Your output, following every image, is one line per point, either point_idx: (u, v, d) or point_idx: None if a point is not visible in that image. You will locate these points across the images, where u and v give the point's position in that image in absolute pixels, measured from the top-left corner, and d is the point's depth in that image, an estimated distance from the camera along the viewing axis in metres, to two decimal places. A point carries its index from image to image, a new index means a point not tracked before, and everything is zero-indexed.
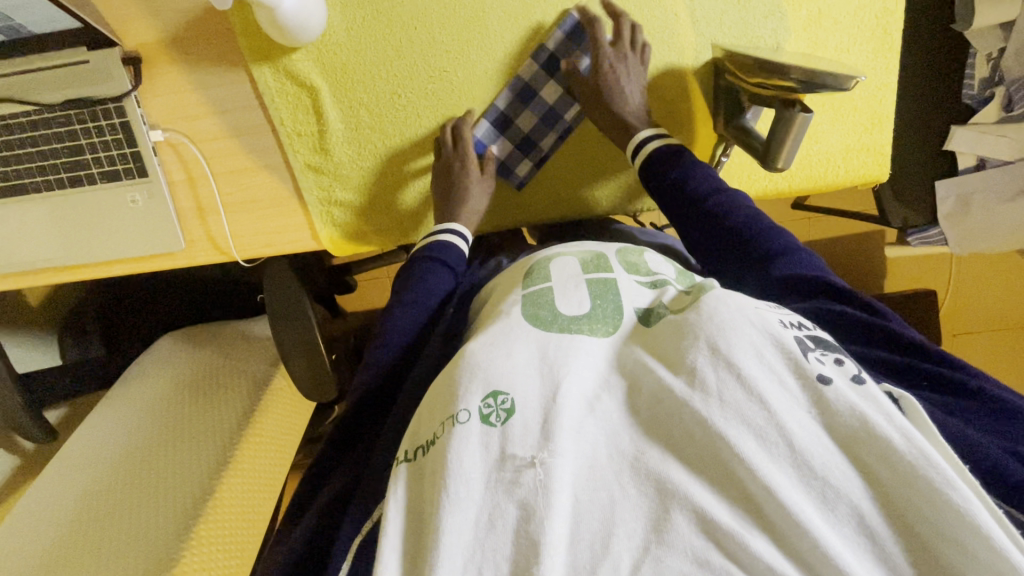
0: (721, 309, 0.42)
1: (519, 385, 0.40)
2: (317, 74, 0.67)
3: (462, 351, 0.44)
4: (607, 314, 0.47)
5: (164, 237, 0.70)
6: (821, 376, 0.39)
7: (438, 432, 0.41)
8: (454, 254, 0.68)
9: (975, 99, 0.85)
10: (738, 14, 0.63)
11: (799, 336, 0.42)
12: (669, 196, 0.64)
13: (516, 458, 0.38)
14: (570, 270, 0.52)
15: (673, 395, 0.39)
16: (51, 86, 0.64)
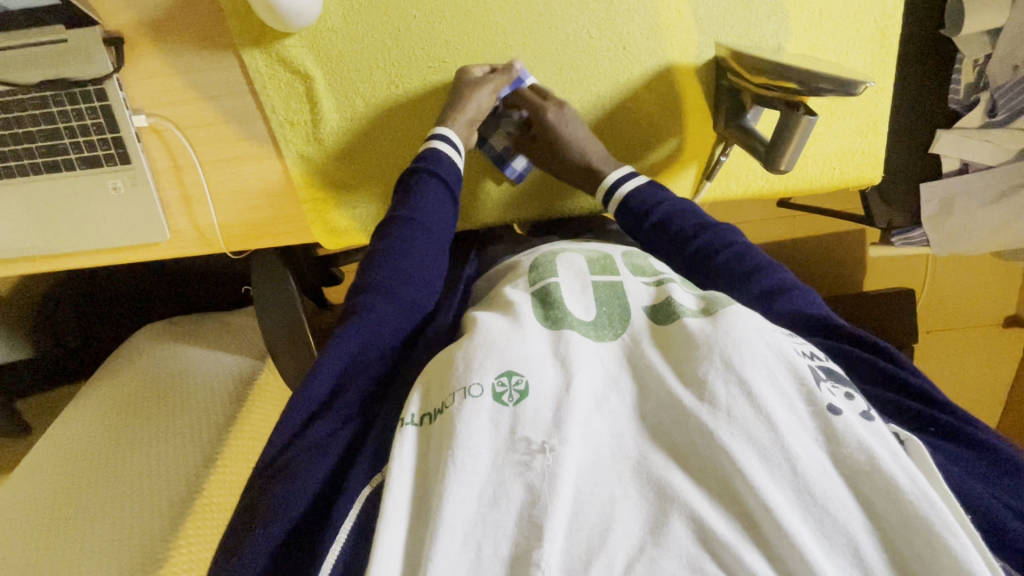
0: (738, 325, 0.42)
1: (532, 369, 0.41)
2: (311, 61, 0.65)
3: (476, 329, 0.45)
4: (614, 319, 0.47)
5: (148, 226, 0.67)
6: (830, 406, 0.38)
7: (448, 402, 0.41)
8: (449, 168, 0.64)
9: (961, 104, 0.86)
10: (740, 14, 0.63)
11: (811, 365, 0.42)
12: (655, 236, 0.62)
13: (527, 441, 0.38)
14: (579, 269, 0.52)
15: (681, 405, 0.39)
16: (25, 65, 0.61)
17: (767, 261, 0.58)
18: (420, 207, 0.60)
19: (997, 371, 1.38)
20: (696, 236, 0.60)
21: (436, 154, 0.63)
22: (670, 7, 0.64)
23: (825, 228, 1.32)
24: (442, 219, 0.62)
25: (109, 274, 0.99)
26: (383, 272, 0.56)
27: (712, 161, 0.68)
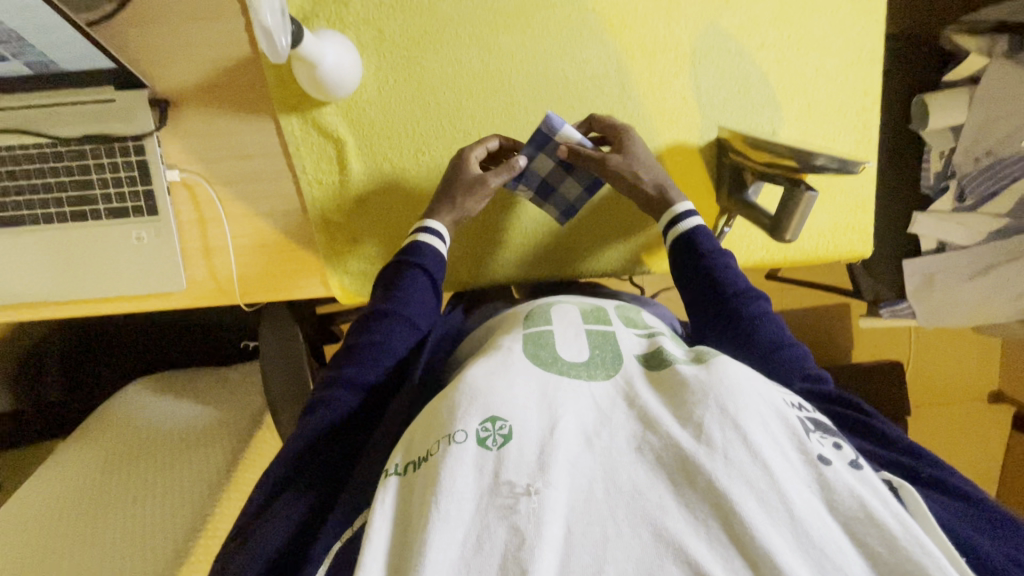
0: (730, 372, 0.41)
1: (518, 412, 0.39)
2: (344, 128, 0.69)
3: (463, 376, 0.43)
4: (608, 361, 0.46)
5: (166, 276, 0.68)
6: (821, 456, 0.38)
7: (432, 449, 0.39)
8: (431, 257, 0.64)
9: (933, 189, 0.96)
10: (739, 103, 0.71)
11: (799, 414, 0.42)
12: (699, 285, 0.62)
13: (511, 484, 0.36)
14: (571, 319, 0.52)
15: (679, 449, 0.37)
16: (69, 121, 0.64)
17: (789, 338, 0.59)
18: (397, 296, 0.60)
19: (990, 448, 1.38)
20: (737, 304, 0.60)
21: (416, 245, 0.64)
22: (677, 95, 0.70)
23: (814, 299, 1.36)
24: (425, 305, 0.62)
25: (104, 325, 0.96)
26: (358, 367, 0.56)
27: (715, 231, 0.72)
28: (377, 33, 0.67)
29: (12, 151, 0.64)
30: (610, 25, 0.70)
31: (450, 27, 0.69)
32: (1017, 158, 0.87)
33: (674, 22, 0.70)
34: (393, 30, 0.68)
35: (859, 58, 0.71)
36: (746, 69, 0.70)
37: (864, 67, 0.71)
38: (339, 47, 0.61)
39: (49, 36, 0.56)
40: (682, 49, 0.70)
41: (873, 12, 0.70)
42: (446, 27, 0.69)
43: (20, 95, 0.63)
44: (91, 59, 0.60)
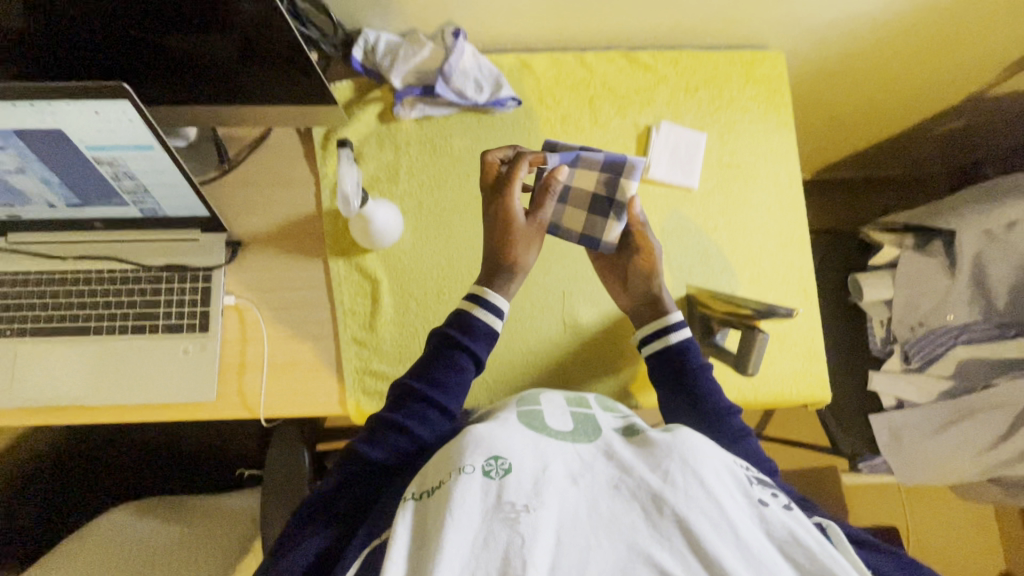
0: (690, 432, 0.48)
1: (516, 453, 0.46)
2: (381, 270, 0.81)
3: (465, 431, 0.50)
4: (589, 427, 0.52)
5: (199, 387, 0.75)
6: (760, 500, 0.44)
7: (445, 479, 0.46)
8: (481, 341, 0.65)
9: (880, 351, 1.10)
10: (702, 267, 0.83)
11: (748, 472, 0.48)
12: (713, 393, 0.67)
13: (512, 502, 0.41)
14: (556, 403, 0.59)
15: (649, 486, 0.42)
16: (157, 253, 0.79)
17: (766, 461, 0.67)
18: (442, 384, 0.64)
19: None
20: (736, 420, 0.67)
21: (471, 325, 0.64)
22: None
23: (801, 459, 1.38)
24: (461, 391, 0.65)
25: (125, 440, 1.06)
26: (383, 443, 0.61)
27: None
28: (416, 204, 0.83)
29: (102, 274, 0.77)
30: None
31: (468, 198, 0.84)
32: (946, 327, 1.02)
33: (645, 207, 0.85)
34: (430, 202, 0.84)
35: (793, 240, 0.85)
36: (705, 244, 0.84)
37: (800, 248, 0.84)
38: (388, 210, 0.77)
39: (167, 191, 0.73)
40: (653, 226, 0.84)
41: (800, 207, 0.86)
42: (468, 201, 0.84)
43: (124, 231, 0.79)
44: (191, 209, 0.76)
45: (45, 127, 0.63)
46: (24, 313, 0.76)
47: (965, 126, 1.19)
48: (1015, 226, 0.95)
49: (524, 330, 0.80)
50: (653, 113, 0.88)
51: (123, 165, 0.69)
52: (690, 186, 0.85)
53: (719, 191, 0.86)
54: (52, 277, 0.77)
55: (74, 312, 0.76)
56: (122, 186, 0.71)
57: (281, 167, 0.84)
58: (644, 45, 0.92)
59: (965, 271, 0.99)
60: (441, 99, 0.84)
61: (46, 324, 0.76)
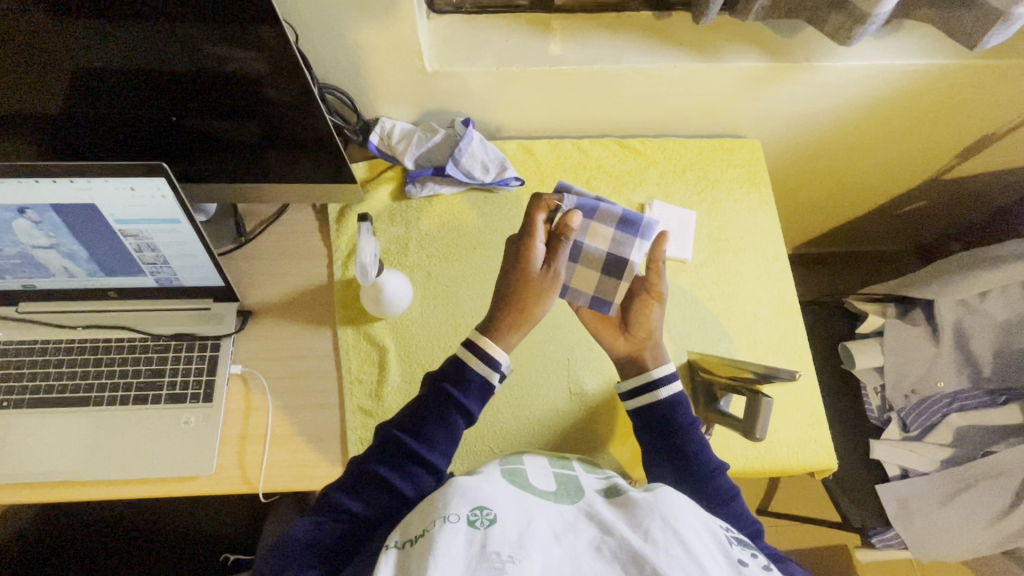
0: (672, 494, 0.50)
1: (500, 506, 0.48)
2: (389, 338, 0.82)
3: (453, 483, 0.52)
4: (570, 490, 0.55)
5: (198, 459, 0.73)
6: (739, 560, 0.45)
7: (429, 527, 0.47)
8: (474, 395, 0.64)
9: (879, 419, 1.11)
10: (700, 335, 0.86)
11: (729, 537, 0.49)
12: (701, 454, 0.67)
13: (497, 552, 0.42)
14: (541, 464, 0.62)
15: (630, 543, 0.43)
16: (167, 322, 0.80)
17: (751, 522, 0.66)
18: (431, 439, 0.62)
19: None
20: (723, 481, 0.67)
21: (464, 377, 0.64)
22: None
23: (811, 537, 1.33)
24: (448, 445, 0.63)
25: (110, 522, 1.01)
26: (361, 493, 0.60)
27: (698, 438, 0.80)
28: (425, 274, 0.87)
29: (109, 342, 0.78)
30: None
31: (475, 269, 0.87)
32: (939, 396, 1.06)
33: None
34: (438, 272, 0.87)
35: (785, 308, 0.89)
36: (702, 312, 0.88)
37: (792, 316, 0.88)
38: (400, 282, 0.80)
39: (186, 262, 0.76)
40: None
41: (788, 277, 0.91)
42: (475, 272, 0.87)
43: (137, 301, 0.80)
44: (206, 279, 0.78)
45: (78, 203, 0.66)
46: (23, 384, 0.75)
47: (927, 206, 1.29)
48: (986, 296, 1.01)
49: (530, 397, 0.81)
50: (645, 192, 0.95)
51: (147, 238, 0.71)
52: (684, 257, 0.90)
53: (712, 263, 0.91)
54: (58, 346, 0.77)
55: (76, 382, 0.76)
56: (142, 257, 0.74)
57: (295, 240, 0.88)
58: (633, 133, 1.02)
59: (947, 338, 1.04)
60: (450, 179, 0.91)
61: (44, 395, 0.75)
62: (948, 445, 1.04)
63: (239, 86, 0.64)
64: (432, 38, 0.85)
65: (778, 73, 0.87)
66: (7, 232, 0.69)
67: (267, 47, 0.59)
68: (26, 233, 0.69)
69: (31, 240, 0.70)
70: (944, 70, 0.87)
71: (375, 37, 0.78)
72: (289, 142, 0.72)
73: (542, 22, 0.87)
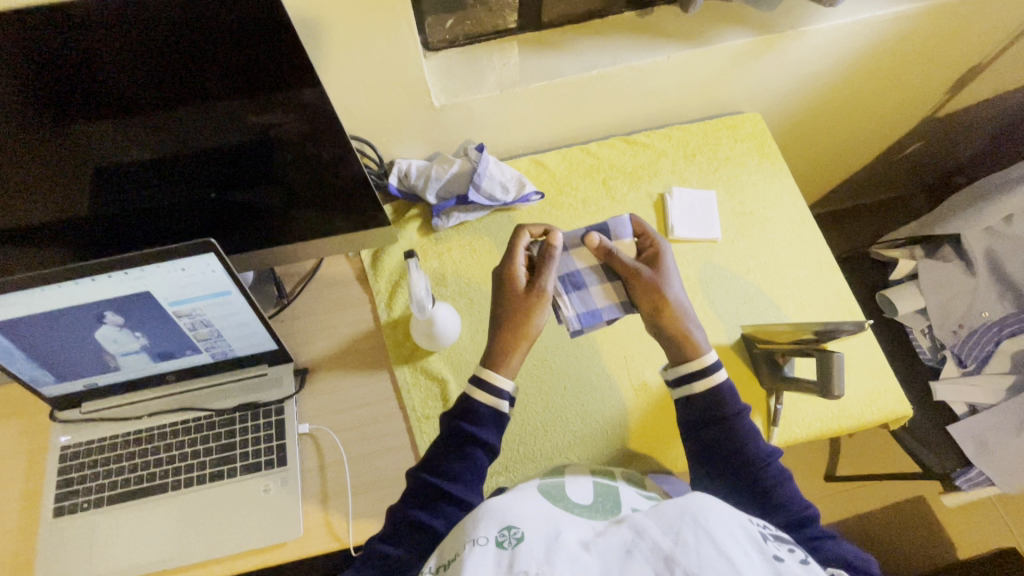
0: (702, 494, 0.49)
1: (528, 523, 0.48)
2: (445, 369, 0.83)
3: (482, 504, 0.53)
4: (606, 507, 0.55)
5: (284, 523, 0.73)
6: (775, 555, 0.45)
7: (459, 551, 0.47)
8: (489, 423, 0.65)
9: (933, 359, 1.12)
10: (748, 308, 0.87)
11: (764, 532, 0.48)
12: (733, 448, 0.64)
13: (525, 571, 0.42)
14: (581, 475, 0.62)
15: (658, 548, 0.43)
16: (227, 395, 0.80)
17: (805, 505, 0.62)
18: (458, 475, 0.62)
19: None
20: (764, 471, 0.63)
21: (472, 409, 0.65)
22: (700, 311, 0.86)
23: (892, 495, 1.30)
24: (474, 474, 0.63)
25: None
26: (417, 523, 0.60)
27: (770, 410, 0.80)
28: (467, 301, 0.88)
29: (175, 425, 0.78)
30: None
31: None
32: (986, 324, 1.03)
33: (679, 263, 0.91)
34: (480, 296, 0.88)
35: (823, 267, 0.90)
36: (744, 286, 0.89)
37: (831, 273, 0.89)
38: (448, 314, 0.80)
39: (239, 331, 0.77)
40: (692, 279, 0.89)
41: (816, 237, 0.92)
42: None
43: (195, 380, 0.81)
44: (257, 345, 0.79)
45: (134, 292, 0.68)
46: (99, 482, 0.75)
47: (926, 145, 1.31)
48: (1012, 219, 0.98)
49: (596, 401, 0.81)
50: (662, 181, 0.97)
51: (200, 314, 0.73)
52: (714, 237, 0.92)
53: (742, 237, 0.92)
54: (127, 438, 0.77)
55: (150, 470, 0.76)
56: (198, 334, 0.75)
57: (336, 292, 0.89)
58: (637, 129, 1.04)
59: (982, 266, 1.02)
60: (473, 205, 0.93)
61: (121, 489, 0.75)
62: (1010, 372, 1.03)
63: (276, 151, 0.67)
64: (435, 75, 0.88)
65: (768, 45, 0.90)
66: (96, 345, 0.72)
67: (303, 109, 0.63)
68: (114, 340, 0.73)
69: (121, 346, 0.74)
70: (923, 13, 0.91)
71: (383, 82, 0.81)
72: (322, 195, 0.74)
73: (535, 40, 0.90)
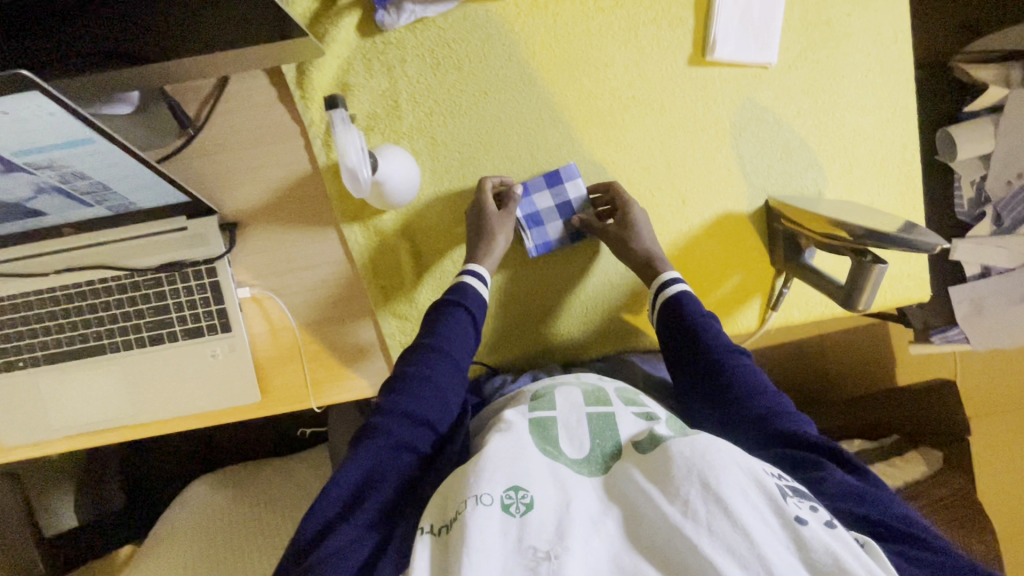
0: (714, 448, 0.47)
1: (536, 485, 0.47)
2: (404, 231, 0.72)
3: (484, 448, 0.51)
4: (606, 452, 0.53)
5: (240, 389, 0.69)
6: (798, 517, 0.43)
7: (460, 510, 0.46)
8: (475, 298, 0.67)
9: (968, 215, 0.96)
10: (782, 168, 0.70)
11: (781, 482, 0.47)
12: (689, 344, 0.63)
13: (534, 548, 0.43)
14: (573, 400, 0.59)
15: (669, 523, 0.43)
16: (144, 253, 0.67)
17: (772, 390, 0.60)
18: (446, 334, 0.64)
19: None
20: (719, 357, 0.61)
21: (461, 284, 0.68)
22: (721, 170, 0.70)
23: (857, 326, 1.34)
24: (465, 344, 0.65)
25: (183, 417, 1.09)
26: (409, 404, 0.59)
27: (774, 292, 0.71)
28: (429, 141, 0.69)
29: (92, 285, 0.67)
30: (651, 108, 0.69)
31: (490, 122, 0.69)
32: None
33: (710, 100, 0.69)
34: (445, 136, 0.69)
35: (895, 116, 0.70)
36: (785, 137, 0.70)
37: (899, 125, 0.70)
38: (398, 162, 0.63)
39: (129, 182, 0.59)
40: (722, 124, 0.69)
41: (899, 70, 0.69)
42: (494, 126, 0.70)
43: (98, 233, 0.66)
44: (163, 196, 0.63)
45: None
46: (26, 342, 0.68)
47: None
48: None
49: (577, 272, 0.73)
50: None
51: (66, 166, 0.54)
52: (767, 62, 0.68)
53: (802, 63, 0.69)
54: (41, 298, 0.68)
55: (80, 332, 0.68)
56: (76, 188, 0.58)
57: (255, 119, 0.67)
58: None
59: None
60: None
61: (55, 351, 0.69)
62: None
63: None
64: None
65: None
66: None
67: None
68: None
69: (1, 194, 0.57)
70: None
71: None
72: None
73: None
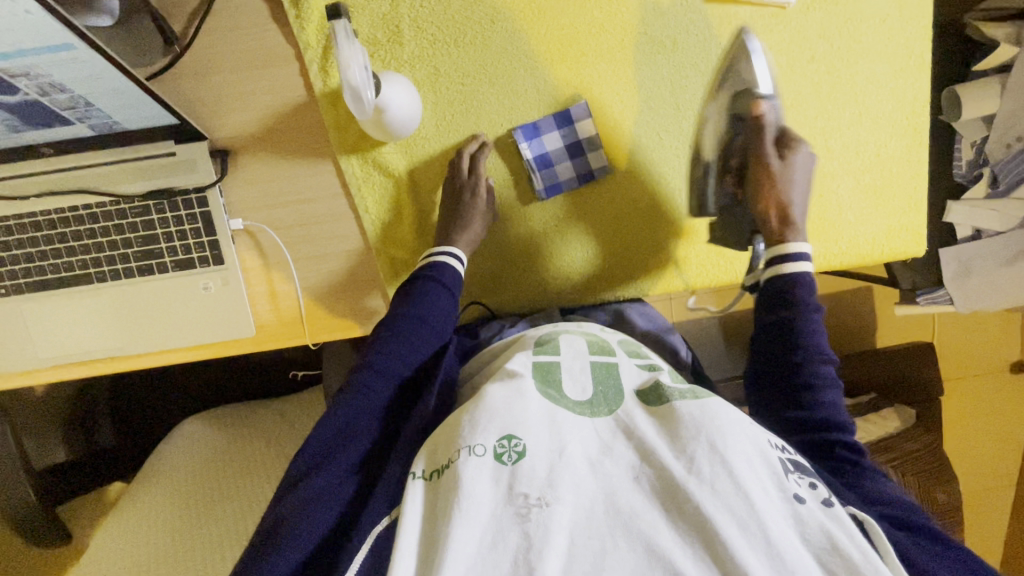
0: (723, 415, 0.49)
1: (529, 432, 0.47)
2: (403, 167, 0.70)
3: (483, 395, 0.52)
4: (608, 398, 0.53)
5: (233, 323, 0.68)
6: (797, 496, 0.46)
7: (453, 458, 0.47)
8: (451, 276, 0.66)
9: (965, 177, 0.97)
10: (791, 115, 0.69)
11: (782, 457, 0.50)
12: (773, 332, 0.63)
13: (525, 495, 0.44)
14: (577, 348, 0.59)
15: (673, 478, 0.45)
16: (131, 179, 0.64)
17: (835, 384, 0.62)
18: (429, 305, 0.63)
19: None
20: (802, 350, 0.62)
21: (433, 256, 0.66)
22: None
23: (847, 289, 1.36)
24: (445, 313, 0.64)
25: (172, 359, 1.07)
26: (386, 365, 0.59)
27: None
28: (431, 71, 0.66)
29: (76, 211, 0.65)
30: (662, 47, 0.67)
31: (496, 53, 0.67)
32: None
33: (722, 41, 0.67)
34: (448, 67, 0.67)
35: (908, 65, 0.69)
36: (797, 83, 0.68)
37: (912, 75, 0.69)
38: (399, 88, 0.61)
39: (114, 98, 0.56)
40: None
41: (916, 16, 0.68)
42: (499, 58, 0.67)
43: (81, 156, 0.63)
44: (151, 116, 0.59)
45: None
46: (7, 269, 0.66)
47: None
48: None
49: (577, 218, 0.71)
50: None
51: (45, 75, 0.51)
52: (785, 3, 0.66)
53: (819, 6, 0.67)
54: (21, 222, 0.65)
55: (63, 261, 0.66)
56: (56, 101, 0.54)
57: (248, 40, 0.64)
58: None
59: None
60: None
61: (38, 279, 0.66)
62: None
63: None
64: None
65: None
66: None
67: None
68: None
69: None
70: None
71: None
72: None
73: None
